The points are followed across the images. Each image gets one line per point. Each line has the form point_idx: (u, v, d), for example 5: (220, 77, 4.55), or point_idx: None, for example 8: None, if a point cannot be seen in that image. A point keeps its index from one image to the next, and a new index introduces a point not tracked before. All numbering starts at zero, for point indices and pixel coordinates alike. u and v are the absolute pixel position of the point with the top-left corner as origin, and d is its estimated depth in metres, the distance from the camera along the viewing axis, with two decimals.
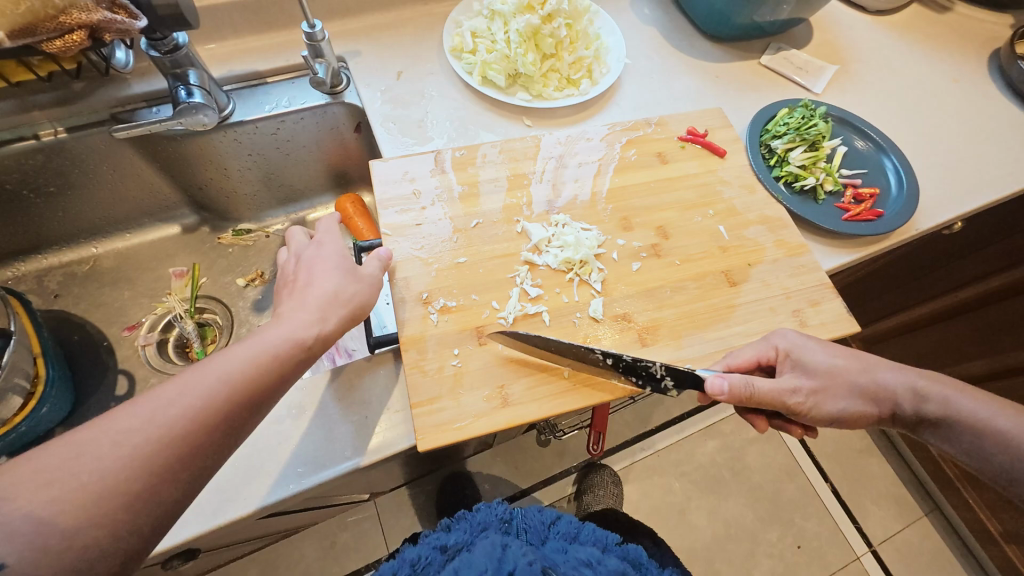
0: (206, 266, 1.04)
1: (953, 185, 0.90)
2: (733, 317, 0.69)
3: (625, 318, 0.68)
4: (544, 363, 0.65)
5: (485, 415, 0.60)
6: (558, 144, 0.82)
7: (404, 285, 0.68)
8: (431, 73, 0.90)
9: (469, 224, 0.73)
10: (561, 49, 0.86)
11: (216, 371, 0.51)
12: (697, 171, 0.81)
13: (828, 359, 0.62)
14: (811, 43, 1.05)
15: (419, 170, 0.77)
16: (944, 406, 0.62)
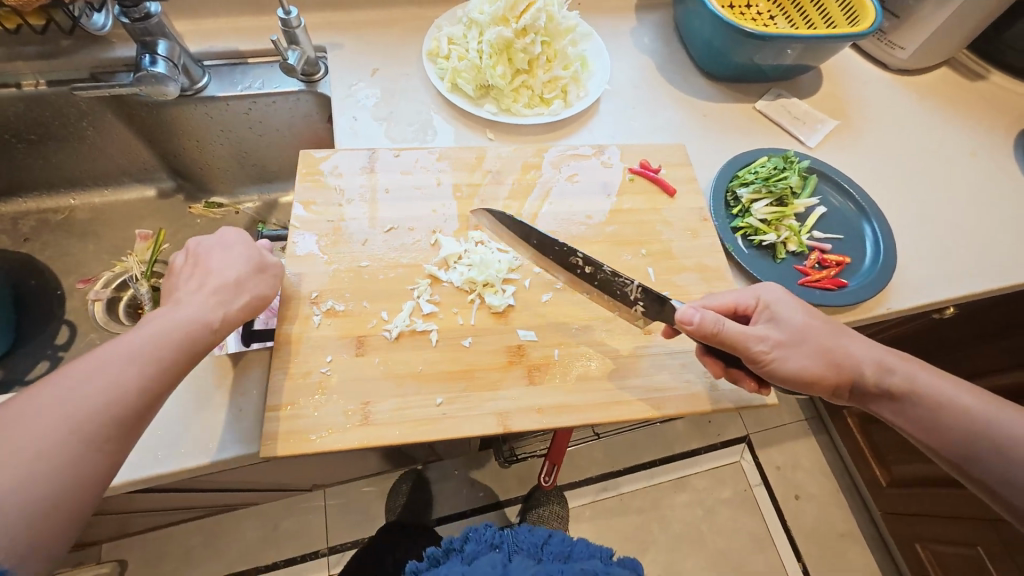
0: (172, 233, 1.06)
1: (947, 265, 0.81)
2: (635, 369, 0.71)
3: (517, 351, 0.70)
4: (416, 384, 0.66)
5: (341, 431, 0.63)
6: (497, 160, 0.82)
7: (297, 281, 0.71)
8: (406, 74, 0.90)
9: (382, 230, 0.76)
10: (536, 66, 0.84)
11: (124, 349, 0.50)
12: (642, 208, 0.79)
13: (802, 316, 0.63)
14: (816, 93, 0.98)
15: (350, 168, 0.79)
16: (906, 386, 0.60)
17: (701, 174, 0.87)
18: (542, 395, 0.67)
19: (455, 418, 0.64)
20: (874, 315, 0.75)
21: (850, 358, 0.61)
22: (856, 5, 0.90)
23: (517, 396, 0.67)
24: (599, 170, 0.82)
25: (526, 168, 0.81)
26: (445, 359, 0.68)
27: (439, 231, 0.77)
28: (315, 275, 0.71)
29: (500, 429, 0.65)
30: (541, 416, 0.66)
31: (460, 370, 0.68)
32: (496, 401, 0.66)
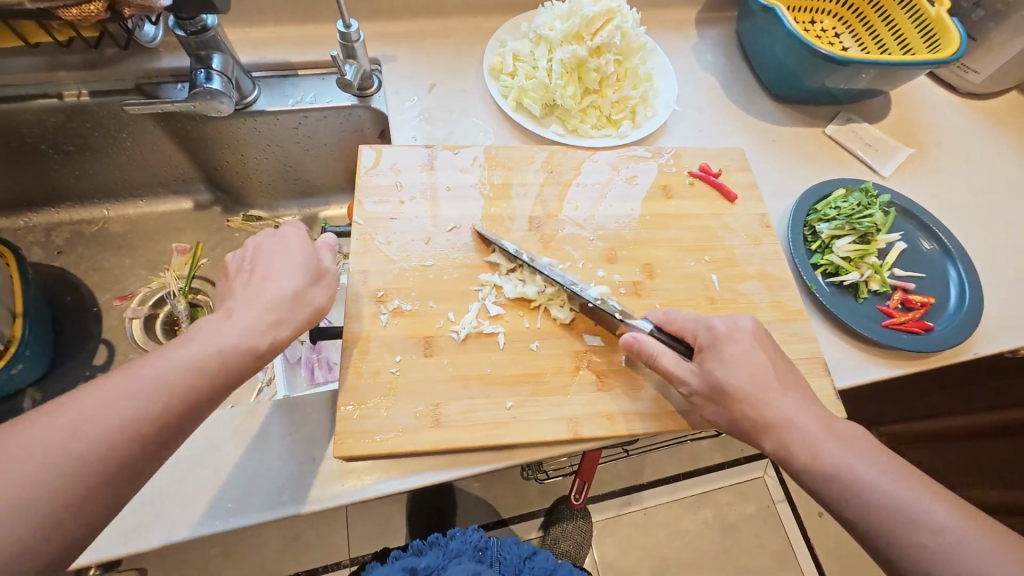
0: (209, 247, 1.01)
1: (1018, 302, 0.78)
2: None
3: (583, 354, 0.63)
4: (488, 390, 0.59)
5: (412, 432, 0.56)
6: (558, 160, 0.77)
7: (361, 278, 0.65)
8: (465, 90, 0.86)
9: (445, 226, 0.70)
10: (606, 86, 0.80)
11: (153, 372, 0.44)
12: (701, 212, 0.75)
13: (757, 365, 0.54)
14: (885, 118, 0.95)
15: (408, 164, 0.74)
16: (886, 503, 0.48)
17: (775, 200, 0.83)
18: (610, 403, 0.60)
19: (519, 422, 0.58)
20: (955, 359, 0.72)
21: (807, 447, 0.51)
22: (935, 27, 0.86)
23: (585, 402, 0.60)
24: (658, 171, 0.78)
25: (583, 167, 0.77)
26: (511, 361, 0.61)
27: (504, 229, 0.71)
28: (379, 272, 0.66)
29: (568, 436, 0.58)
30: (609, 424, 0.59)
31: (526, 373, 0.60)
32: (566, 406, 0.59)
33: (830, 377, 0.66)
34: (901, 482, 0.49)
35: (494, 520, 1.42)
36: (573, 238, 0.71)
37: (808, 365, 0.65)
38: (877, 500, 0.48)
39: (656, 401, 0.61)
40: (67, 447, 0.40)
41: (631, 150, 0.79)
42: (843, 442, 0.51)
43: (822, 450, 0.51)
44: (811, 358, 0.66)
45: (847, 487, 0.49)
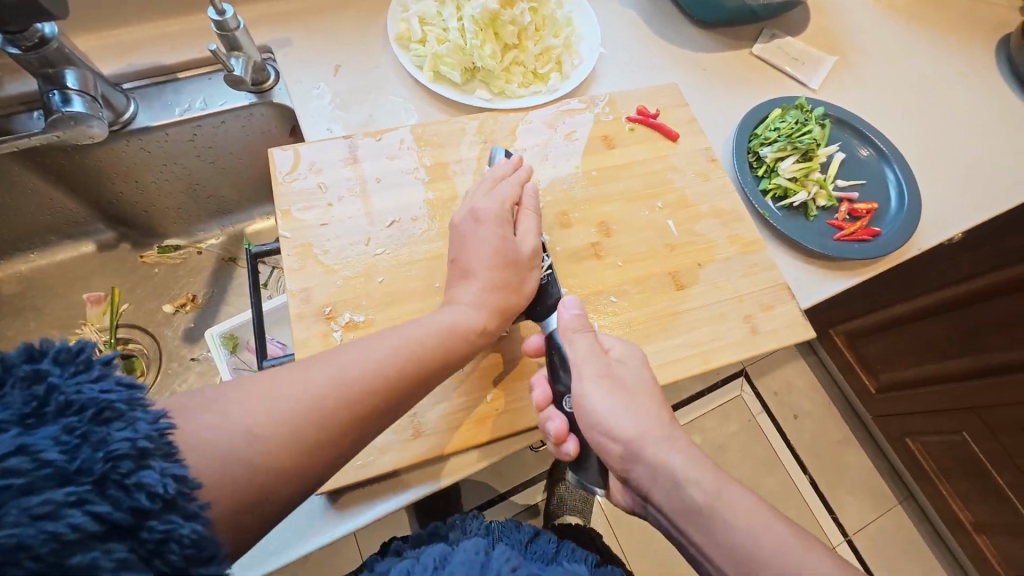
0: (127, 290, 0.91)
1: (943, 190, 0.82)
2: (676, 326, 0.62)
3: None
4: (464, 389, 0.56)
5: (393, 450, 0.52)
6: (490, 128, 0.72)
7: (303, 297, 0.58)
8: (375, 66, 0.77)
9: (384, 222, 0.64)
10: (525, 38, 0.75)
11: (387, 343, 0.49)
12: (645, 157, 0.73)
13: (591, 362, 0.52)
14: (806, 30, 0.94)
15: (328, 160, 0.67)
16: (642, 464, 0.48)
17: (716, 131, 0.81)
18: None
19: (504, 414, 0.55)
20: (902, 259, 0.75)
21: (603, 438, 0.49)
22: None
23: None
24: (596, 123, 0.74)
25: (519, 131, 0.72)
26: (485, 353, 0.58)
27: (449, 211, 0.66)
28: (321, 284, 0.59)
29: None
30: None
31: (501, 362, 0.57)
32: None
33: (794, 299, 0.67)
34: (658, 447, 0.48)
35: (498, 494, 1.43)
36: None
37: (773, 292, 0.65)
38: (627, 453, 0.48)
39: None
40: (297, 399, 0.42)
41: (565, 103, 0.75)
42: (605, 399, 0.50)
43: (601, 422, 0.49)
44: (775, 285, 0.66)
45: (596, 432, 0.50)
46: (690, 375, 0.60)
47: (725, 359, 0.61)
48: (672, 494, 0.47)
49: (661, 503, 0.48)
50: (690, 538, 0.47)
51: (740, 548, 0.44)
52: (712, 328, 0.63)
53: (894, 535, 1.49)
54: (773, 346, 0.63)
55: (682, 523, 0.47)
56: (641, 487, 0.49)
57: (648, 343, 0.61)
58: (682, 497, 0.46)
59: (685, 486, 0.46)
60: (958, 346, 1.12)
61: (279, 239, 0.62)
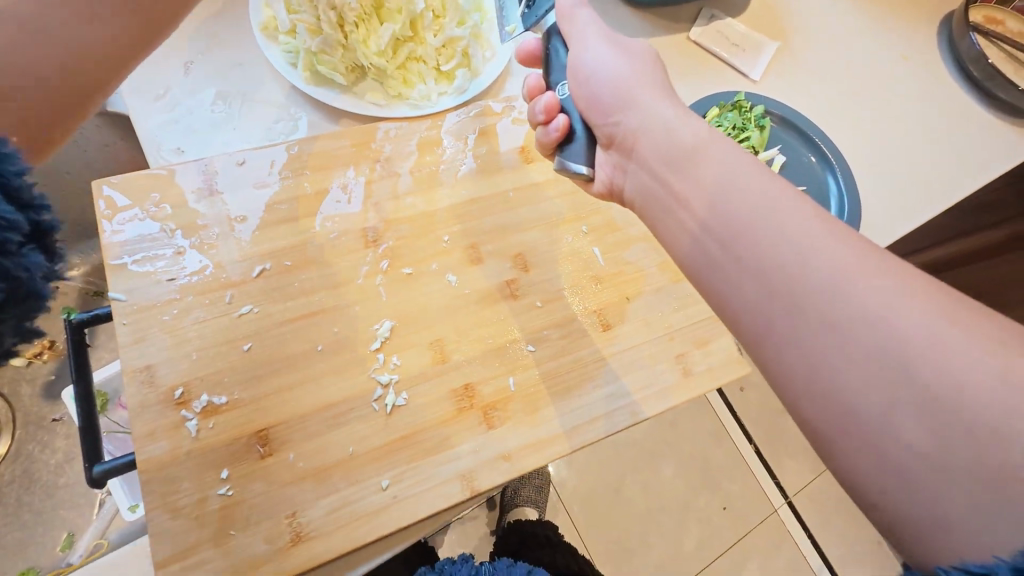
0: None
1: (880, 195, 0.79)
2: (603, 374, 0.55)
3: (465, 393, 0.52)
4: (355, 477, 0.47)
5: (266, 561, 0.44)
6: (382, 142, 0.60)
7: (145, 378, 0.47)
8: (239, 63, 0.62)
9: (250, 272, 0.52)
10: (422, 29, 0.62)
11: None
12: None
13: (625, 70, 0.48)
14: (748, 9, 0.85)
15: (175, 193, 0.54)
16: (780, 249, 0.34)
17: None
18: (502, 439, 0.51)
19: (404, 503, 0.47)
20: None
21: (619, 132, 0.47)
22: None
23: (475, 448, 0.50)
24: (511, 130, 0.64)
25: (421, 145, 0.61)
26: (380, 430, 0.49)
27: (335, 250, 0.55)
28: (168, 362, 0.48)
29: (464, 495, 0.49)
30: (509, 466, 0.50)
31: (398, 439, 0.49)
32: (455, 461, 0.49)
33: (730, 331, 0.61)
34: (818, 233, 0.34)
35: None
36: (418, 238, 0.57)
37: (708, 324, 0.60)
38: (755, 206, 0.36)
39: (556, 419, 0.53)
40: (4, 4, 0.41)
41: (474, 107, 0.63)
42: (741, 195, 0.37)
43: (692, 166, 0.41)
44: (710, 316, 0.60)
45: (725, 208, 0.37)
46: (618, 430, 0.54)
47: (657, 406, 0.55)
48: (818, 281, 0.33)
49: (781, 302, 0.34)
50: (848, 362, 0.31)
51: (918, 367, 0.29)
52: (642, 372, 0.56)
53: (830, 492, 1.56)
54: (707, 389, 0.57)
55: (814, 376, 0.32)
56: (769, 272, 0.34)
57: (572, 397, 0.54)
58: (828, 301, 0.32)
59: (846, 280, 0.32)
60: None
61: (108, 302, 0.49)
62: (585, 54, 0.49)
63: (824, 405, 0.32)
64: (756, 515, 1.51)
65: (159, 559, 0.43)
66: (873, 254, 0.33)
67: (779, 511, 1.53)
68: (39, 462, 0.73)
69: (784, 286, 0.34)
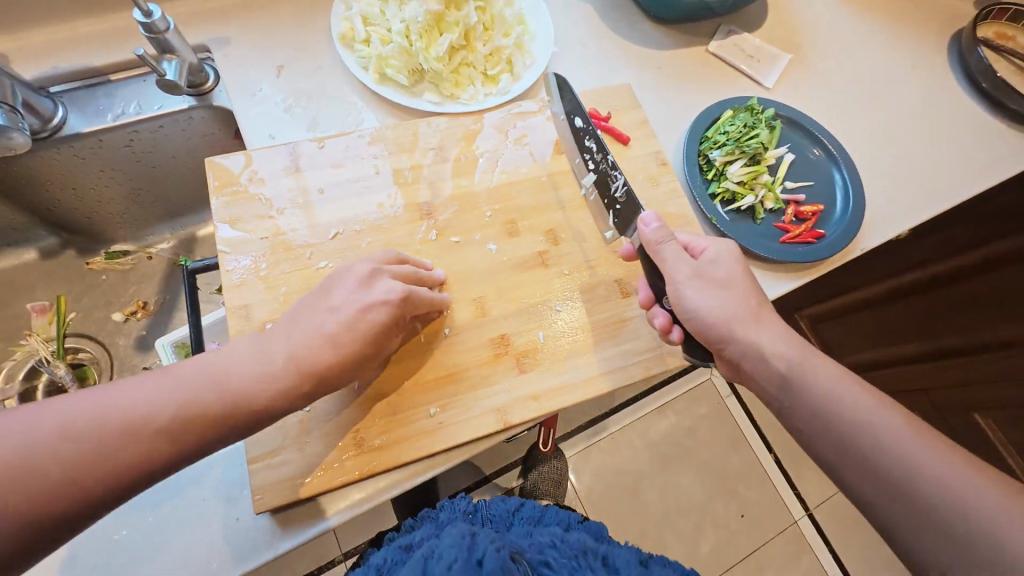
0: (75, 297, 0.88)
1: (890, 194, 0.85)
2: (622, 334, 0.63)
3: (501, 341, 0.60)
4: (408, 405, 0.56)
5: (334, 466, 0.53)
6: (437, 133, 0.71)
7: (243, 314, 0.58)
8: (321, 67, 0.74)
9: (326, 234, 0.63)
10: (474, 39, 0.72)
11: None
12: None
13: (720, 299, 0.55)
14: (765, 25, 0.93)
15: (269, 169, 0.65)
16: (852, 424, 0.49)
17: (669, 133, 0.81)
18: (532, 382, 0.59)
19: (448, 427, 0.56)
20: (845, 259, 0.77)
21: (726, 355, 0.56)
22: None
23: (509, 387, 0.58)
24: (547, 126, 0.74)
25: (469, 136, 0.71)
26: (429, 367, 0.58)
27: (396, 220, 0.65)
28: (261, 303, 0.59)
29: (498, 426, 0.57)
30: (537, 405, 0.58)
31: (445, 375, 0.58)
32: (491, 397, 0.58)
33: None
34: (879, 417, 0.49)
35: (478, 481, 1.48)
36: (465, 214, 0.67)
37: None
38: (828, 402, 0.51)
39: (579, 369, 0.61)
40: None
41: (515, 105, 0.74)
42: (820, 391, 0.51)
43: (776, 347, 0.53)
44: None
45: (812, 416, 0.51)
46: (634, 383, 0.61)
47: (669, 364, 0.63)
48: (886, 443, 0.48)
49: (859, 456, 0.49)
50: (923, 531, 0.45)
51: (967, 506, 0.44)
52: (655, 335, 0.64)
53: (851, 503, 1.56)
54: None
55: (883, 504, 0.48)
56: (844, 431, 0.49)
57: (593, 352, 0.62)
58: (891, 471, 0.47)
59: (888, 442, 0.48)
60: (915, 330, 1.22)
61: (216, 254, 0.60)
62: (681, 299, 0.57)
63: (903, 523, 0.46)
64: (774, 520, 1.53)
65: (250, 456, 0.52)
66: (907, 423, 0.49)
67: (799, 523, 1.54)
68: None
69: (858, 449, 0.49)
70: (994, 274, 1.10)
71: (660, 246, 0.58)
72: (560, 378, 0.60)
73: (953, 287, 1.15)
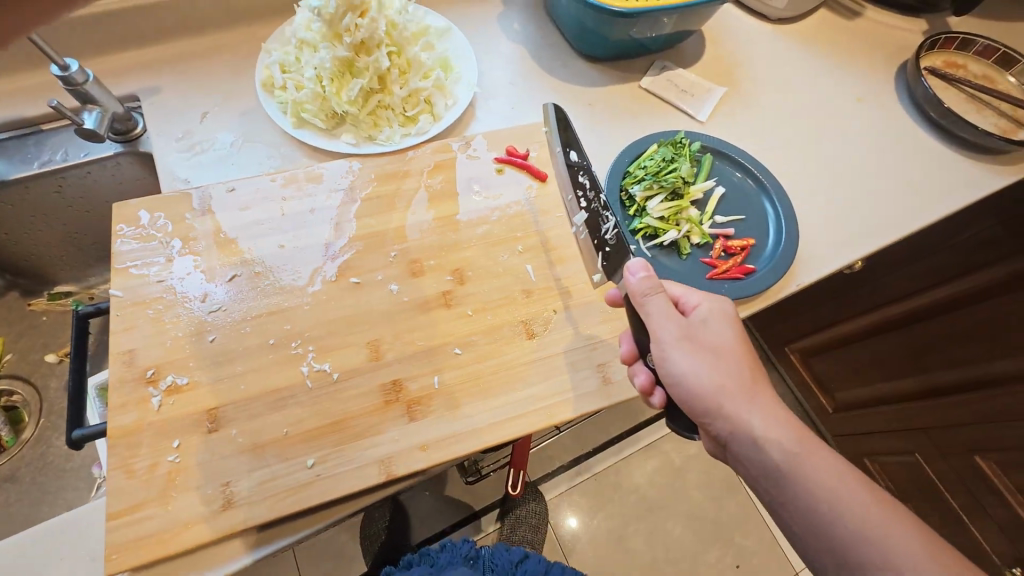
0: (14, 339, 0.89)
1: (835, 226, 0.81)
2: (524, 379, 0.60)
3: (393, 387, 0.58)
4: (287, 455, 0.54)
5: (200, 522, 0.50)
6: (348, 173, 0.71)
7: (126, 360, 0.57)
8: (245, 113, 0.76)
9: (224, 277, 0.62)
10: (389, 82, 0.73)
11: None
12: (510, 199, 0.71)
13: (708, 369, 0.52)
14: (700, 60, 0.94)
15: (176, 214, 0.66)
16: (850, 528, 0.46)
17: (597, 168, 0.80)
18: (422, 431, 0.56)
19: (327, 480, 0.53)
20: (781, 293, 0.73)
21: (710, 431, 0.53)
22: None
23: (397, 436, 0.55)
24: (464, 164, 0.73)
25: (382, 176, 0.71)
26: (313, 414, 0.55)
27: (298, 261, 0.64)
28: (147, 347, 0.58)
29: (382, 479, 0.53)
30: (426, 455, 0.55)
31: (329, 423, 0.55)
32: (378, 446, 0.55)
33: None
34: (881, 520, 0.46)
35: (445, 526, 1.41)
36: (370, 254, 0.66)
37: None
38: (822, 497, 0.47)
39: (474, 415, 0.57)
40: None
41: (430, 145, 0.74)
42: (818, 488, 0.48)
43: (769, 434, 0.50)
44: None
45: (811, 518, 0.48)
46: (534, 430, 0.58)
47: (573, 412, 0.59)
48: (883, 549, 0.45)
49: (851, 559, 0.46)
50: None
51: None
52: (562, 379, 0.60)
53: None
54: (626, 397, 0.60)
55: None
56: (839, 532, 0.46)
57: (492, 397, 0.58)
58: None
59: (892, 556, 0.44)
60: (903, 366, 1.13)
61: (109, 298, 0.60)
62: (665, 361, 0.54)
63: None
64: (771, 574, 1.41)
65: (110, 512, 0.50)
66: (912, 529, 0.45)
67: None
68: (55, 447, 0.84)
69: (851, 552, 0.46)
70: (982, 305, 0.97)
71: (644, 301, 0.55)
72: (454, 425, 0.57)
73: (943, 319, 1.03)
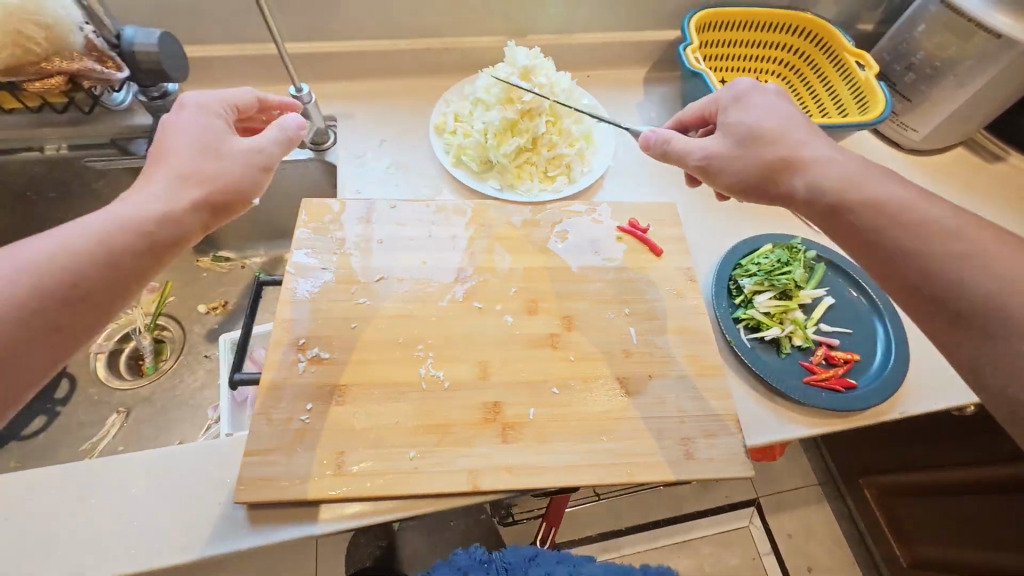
0: (178, 286, 1.06)
1: None
2: (610, 431, 0.64)
3: (492, 408, 0.64)
4: (393, 443, 0.61)
5: (312, 480, 0.58)
6: (490, 213, 0.81)
7: (285, 326, 0.68)
8: (416, 147, 0.91)
9: (372, 278, 0.73)
10: (540, 144, 0.85)
11: None
12: (625, 265, 0.78)
13: (784, 107, 0.61)
14: None
15: (348, 216, 0.79)
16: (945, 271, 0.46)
17: (711, 254, 0.85)
18: (510, 454, 0.61)
19: (421, 474, 0.59)
20: (882, 418, 0.71)
21: (796, 170, 0.56)
22: (865, 89, 0.89)
23: (487, 452, 0.61)
24: (588, 225, 0.81)
25: (517, 221, 0.81)
26: (420, 413, 0.63)
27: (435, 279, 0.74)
28: (303, 320, 0.69)
29: (466, 488, 0.59)
30: (509, 477, 0.60)
31: (434, 423, 0.62)
32: (470, 457, 0.60)
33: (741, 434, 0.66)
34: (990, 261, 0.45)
35: None
36: (494, 286, 0.74)
37: (719, 420, 0.66)
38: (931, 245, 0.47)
39: (559, 453, 0.62)
40: None
41: (563, 203, 0.83)
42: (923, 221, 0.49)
43: (863, 195, 0.52)
44: (722, 414, 0.66)
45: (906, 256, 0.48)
46: (610, 483, 0.61)
47: (653, 476, 0.61)
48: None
49: (956, 306, 0.45)
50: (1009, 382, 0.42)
51: None
52: (647, 442, 0.63)
53: None
54: (707, 476, 0.62)
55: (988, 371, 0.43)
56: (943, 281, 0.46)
57: (578, 440, 0.63)
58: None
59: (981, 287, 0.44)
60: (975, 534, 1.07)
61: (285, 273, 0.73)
62: (741, 110, 0.62)
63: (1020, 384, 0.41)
64: None
65: (248, 449, 0.59)
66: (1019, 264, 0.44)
67: None
68: (183, 382, 0.98)
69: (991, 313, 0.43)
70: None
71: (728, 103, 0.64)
72: (539, 456, 0.61)
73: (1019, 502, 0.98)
